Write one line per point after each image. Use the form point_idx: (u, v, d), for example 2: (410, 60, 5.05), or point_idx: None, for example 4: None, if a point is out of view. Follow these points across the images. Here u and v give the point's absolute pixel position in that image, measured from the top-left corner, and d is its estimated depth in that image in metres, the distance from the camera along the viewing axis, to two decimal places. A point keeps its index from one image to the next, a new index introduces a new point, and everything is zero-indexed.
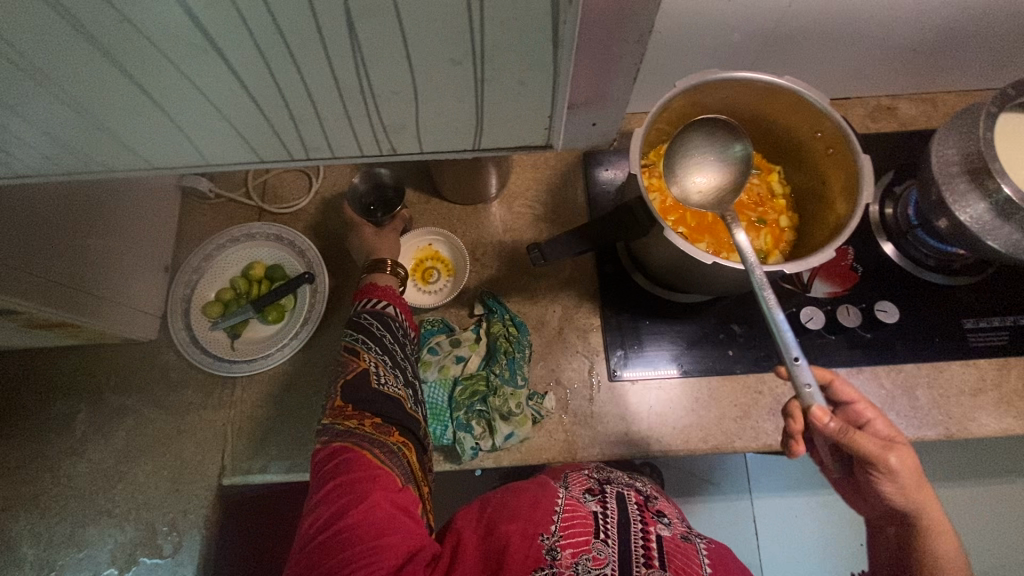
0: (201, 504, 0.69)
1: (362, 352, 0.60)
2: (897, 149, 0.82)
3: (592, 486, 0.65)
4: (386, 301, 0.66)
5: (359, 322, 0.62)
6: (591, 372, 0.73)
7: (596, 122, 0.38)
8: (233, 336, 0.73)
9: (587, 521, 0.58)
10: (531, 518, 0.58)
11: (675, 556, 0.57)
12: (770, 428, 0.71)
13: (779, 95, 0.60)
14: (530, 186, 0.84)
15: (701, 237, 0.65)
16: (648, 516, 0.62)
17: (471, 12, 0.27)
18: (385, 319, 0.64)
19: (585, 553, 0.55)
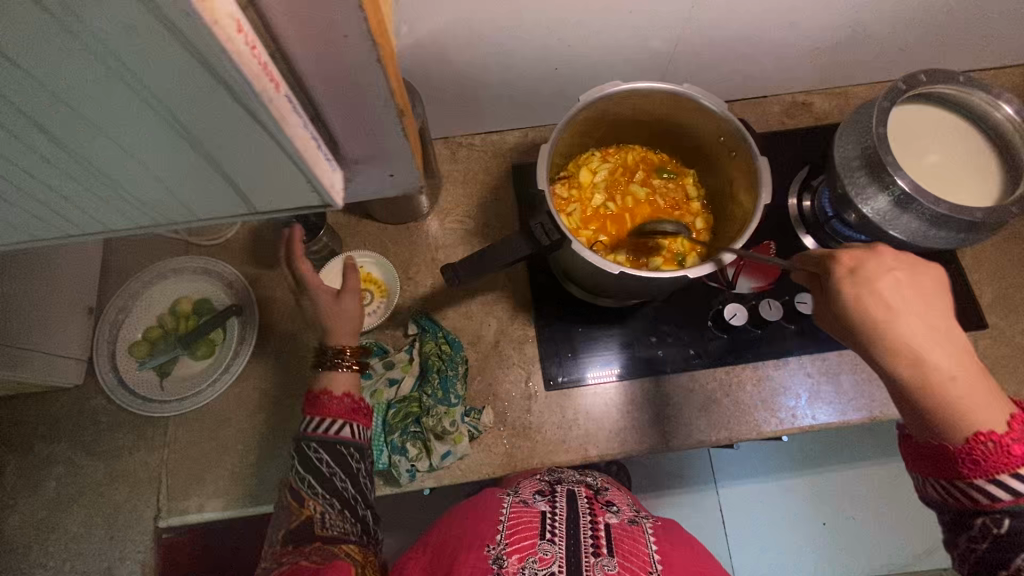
0: (138, 549, 0.68)
1: (310, 500, 0.59)
2: (812, 144, 0.85)
3: (543, 487, 0.65)
4: (344, 420, 0.63)
5: (305, 458, 0.61)
6: (528, 384, 0.74)
7: (388, 176, 0.40)
8: (162, 375, 0.72)
9: (534, 523, 0.58)
10: (479, 529, 0.58)
11: (623, 542, 0.58)
12: (702, 425, 0.73)
13: (681, 104, 0.61)
14: (461, 202, 0.84)
15: (619, 246, 0.67)
16: (597, 506, 0.63)
17: (223, 75, 0.25)
18: (336, 448, 0.61)
19: (531, 557, 0.54)
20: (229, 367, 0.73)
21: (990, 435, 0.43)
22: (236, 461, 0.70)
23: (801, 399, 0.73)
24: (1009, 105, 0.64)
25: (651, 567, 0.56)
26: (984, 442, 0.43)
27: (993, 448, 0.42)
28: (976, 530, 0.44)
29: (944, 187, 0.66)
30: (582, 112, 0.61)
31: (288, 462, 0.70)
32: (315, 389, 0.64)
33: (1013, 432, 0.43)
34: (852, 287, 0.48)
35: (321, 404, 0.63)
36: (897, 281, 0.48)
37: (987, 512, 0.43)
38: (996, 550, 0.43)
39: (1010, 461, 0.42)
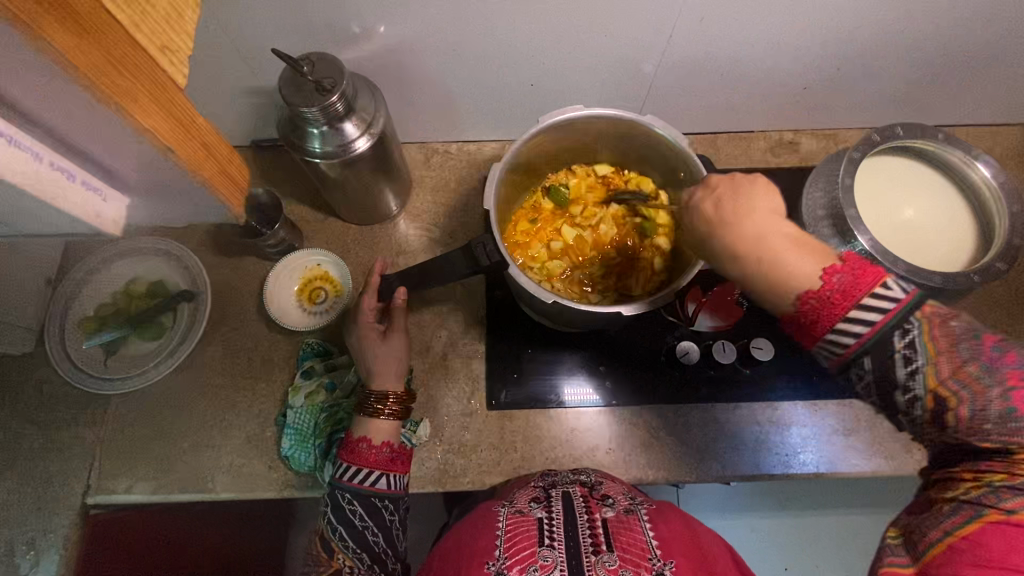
0: (63, 524, 0.68)
1: (339, 553, 0.56)
2: (792, 185, 0.83)
3: (538, 495, 0.60)
4: (378, 468, 0.59)
5: (338, 508, 0.57)
6: (471, 400, 0.73)
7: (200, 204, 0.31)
8: (107, 353, 0.70)
9: (530, 531, 0.53)
10: (475, 545, 0.53)
11: (621, 535, 0.53)
12: (642, 462, 0.71)
13: (641, 133, 0.60)
14: (430, 209, 0.84)
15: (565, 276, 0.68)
16: (592, 503, 0.58)
17: None
18: (370, 500, 0.58)
19: (532, 565, 0.49)
20: (178, 348, 0.74)
21: (813, 293, 0.42)
22: (171, 445, 0.71)
23: (747, 447, 0.71)
24: (986, 165, 0.62)
25: (651, 557, 0.50)
26: (809, 302, 0.42)
27: (821, 303, 0.42)
28: (857, 376, 0.43)
29: (911, 248, 0.63)
30: (538, 135, 0.60)
31: (221, 452, 0.70)
32: (352, 434, 0.61)
33: (831, 282, 0.41)
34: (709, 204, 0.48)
35: (359, 452, 0.59)
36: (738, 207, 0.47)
37: (851, 360, 0.42)
38: (910, 402, 0.41)
39: (837, 310, 0.41)
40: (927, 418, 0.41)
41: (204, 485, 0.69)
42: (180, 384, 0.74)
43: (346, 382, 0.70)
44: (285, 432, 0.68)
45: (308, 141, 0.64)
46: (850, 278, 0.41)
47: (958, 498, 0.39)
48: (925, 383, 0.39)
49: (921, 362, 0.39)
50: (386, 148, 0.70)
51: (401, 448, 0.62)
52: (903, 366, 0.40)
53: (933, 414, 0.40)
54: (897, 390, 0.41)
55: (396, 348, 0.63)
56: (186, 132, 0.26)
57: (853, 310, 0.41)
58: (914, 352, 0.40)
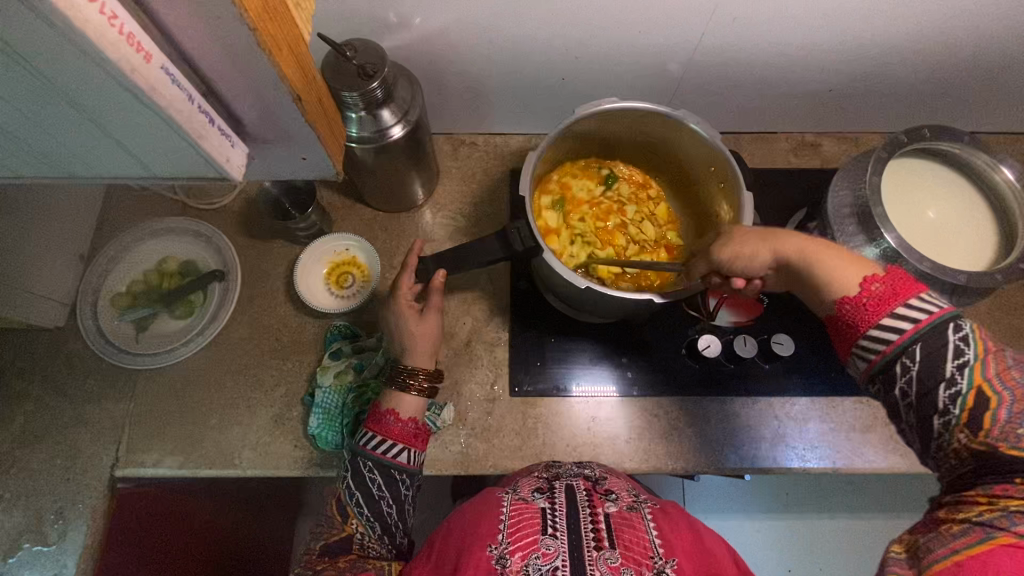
0: (91, 495, 0.69)
1: (353, 518, 0.58)
2: (811, 185, 0.85)
3: (542, 485, 0.61)
4: (400, 442, 0.60)
5: (358, 476, 0.59)
6: (494, 386, 0.74)
7: (302, 155, 0.35)
8: (139, 329, 0.74)
9: (534, 519, 0.54)
10: (478, 527, 0.54)
11: (623, 531, 0.53)
12: (660, 451, 0.72)
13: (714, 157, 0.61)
14: (457, 198, 0.86)
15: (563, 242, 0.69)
16: (596, 496, 0.59)
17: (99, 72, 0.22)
18: (389, 471, 0.59)
19: (534, 553, 0.50)
20: (205, 329, 0.74)
21: (855, 293, 0.47)
22: (198, 422, 0.72)
23: (764, 441, 0.72)
24: (1009, 168, 0.63)
25: (652, 554, 0.51)
26: (847, 305, 0.47)
27: (858, 304, 0.46)
28: (898, 372, 0.43)
29: (937, 247, 0.64)
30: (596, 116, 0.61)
31: (248, 429, 0.71)
32: (380, 406, 0.62)
33: (870, 291, 0.46)
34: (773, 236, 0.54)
35: (384, 423, 0.60)
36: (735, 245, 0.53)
37: (894, 354, 0.44)
38: (949, 400, 0.40)
39: (877, 310, 0.45)
40: (964, 419, 0.40)
41: (229, 461, 0.70)
42: (208, 363, 0.74)
43: (374, 363, 0.70)
44: (313, 410, 0.69)
45: (345, 126, 0.65)
46: (896, 285, 0.46)
47: (968, 519, 0.38)
48: (970, 378, 0.40)
49: (970, 357, 0.41)
50: (420, 137, 0.72)
51: (423, 426, 0.63)
52: (952, 359, 0.41)
53: (972, 415, 0.39)
54: (942, 382, 0.41)
55: (428, 329, 0.64)
56: (309, 84, 0.31)
57: (896, 310, 0.44)
58: (963, 348, 0.41)
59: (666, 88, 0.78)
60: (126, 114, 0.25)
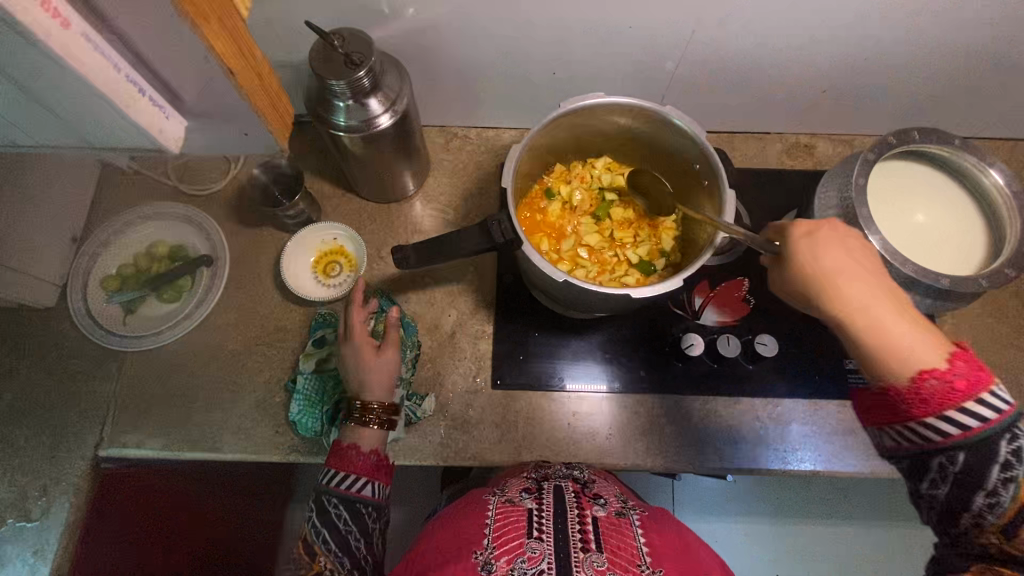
0: (75, 473, 0.69)
1: (321, 554, 0.57)
2: (804, 187, 0.84)
3: (530, 486, 0.62)
4: (364, 477, 0.61)
5: (323, 514, 0.59)
6: (476, 378, 0.74)
7: (245, 130, 0.55)
8: (128, 311, 0.75)
9: (520, 522, 0.55)
10: (464, 534, 0.54)
11: (611, 536, 0.54)
12: (640, 448, 0.72)
13: (708, 167, 0.61)
14: (447, 191, 0.86)
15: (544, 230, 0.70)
16: (584, 500, 0.59)
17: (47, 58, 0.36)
18: (355, 506, 0.60)
19: (519, 557, 0.50)
20: (193, 313, 0.76)
21: (934, 373, 0.42)
22: (183, 404, 0.72)
23: (745, 442, 0.72)
24: (998, 172, 0.62)
25: (640, 562, 0.52)
26: (928, 380, 0.42)
27: (939, 386, 0.42)
28: (935, 467, 0.43)
29: (924, 253, 0.63)
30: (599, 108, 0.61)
31: (231, 413, 0.72)
32: (341, 440, 0.62)
33: (954, 369, 0.42)
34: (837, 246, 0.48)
35: (347, 458, 0.61)
36: (850, 252, 0.48)
37: (942, 449, 0.43)
38: (987, 506, 0.41)
39: (952, 399, 0.42)
40: (996, 526, 0.41)
41: (212, 444, 0.71)
42: (194, 347, 0.75)
43: None
44: (294, 396, 0.70)
45: (333, 114, 0.66)
46: (969, 373, 0.42)
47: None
48: (1016, 493, 0.40)
49: (1021, 471, 0.40)
50: (409, 127, 0.72)
51: (386, 458, 0.64)
52: (1001, 470, 0.41)
53: (1009, 522, 0.41)
54: (982, 491, 0.41)
55: (388, 363, 0.65)
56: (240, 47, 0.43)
57: (958, 408, 0.42)
58: (1017, 460, 0.41)
59: (659, 85, 0.78)
60: (66, 90, 0.39)
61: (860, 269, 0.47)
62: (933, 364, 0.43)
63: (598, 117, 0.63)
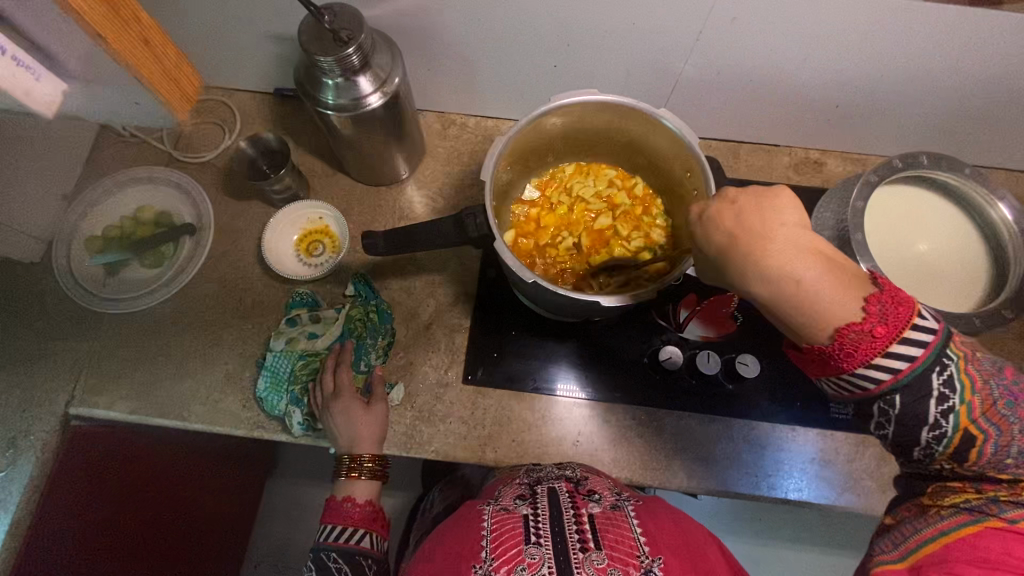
0: (44, 429, 0.70)
1: None
2: (808, 204, 0.81)
3: (524, 491, 0.60)
4: (363, 528, 0.62)
5: (324, 570, 0.58)
6: (448, 371, 0.73)
7: None
8: (110, 272, 0.76)
9: (516, 528, 0.53)
10: (462, 546, 0.53)
11: (608, 531, 0.53)
12: (607, 458, 0.70)
13: (698, 177, 0.59)
14: (440, 178, 0.84)
15: (524, 229, 0.68)
16: (579, 498, 0.58)
17: None
18: (356, 560, 0.59)
19: (519, 565, 0.49)
20: (172, 280, 0.76)
21: (855, 326, 0.41)
22: (155, 371, 0.73)
23: (717, 462, 0.70)
24: (1007, 206, 0.59)
25: (640, 554, 0.51)
26: (850, 334, 0.41)
27: (862, 338, 0.41)
28: (878, 412, 0.44)
29: (921, 288, 0.60)
30: (592, 106, 0.59)
31: (201, 384, 0.72)
32: (336, 495, 0.64)
33: (874, 317, 0.42)
34: (728, 216, 0.45)
35: (342, 512, 0.62)
36: (746, 215, 0.44)
37: (878, 395, 0.43)
38: (934, 439, 0.43)
39: (876, 347, 0.42)
40: (945, 453, 0.43)
41: (179, 413, 0.71)
42: (170, 314, 0.75)
43: (328, 337, 0.72)
44: (261, 373, 0.70)
45: (323, 92, 0.65)
46: (891, 313, 0.42)
47: (954, 506, 0.43)
48: (957, 422, 0.42)
49: (956, 401, 0.42)
50: (400, 110, 0.71)
51: (381, 508, 0.65)
52: (937, 405, 0.42)
53: (955, 450, 0.43)
54: (925, 425, 0.43)
55: (374, 419, 0.66)
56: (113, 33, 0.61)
57: (883, 355, 0.42)
58: (950, 390, 0.42)
59: (664, 85, 0.75)
60: None
61: (781, 238, 0.43)
62: (857, 314, 0.42)
63: (591, 117, 0.61)
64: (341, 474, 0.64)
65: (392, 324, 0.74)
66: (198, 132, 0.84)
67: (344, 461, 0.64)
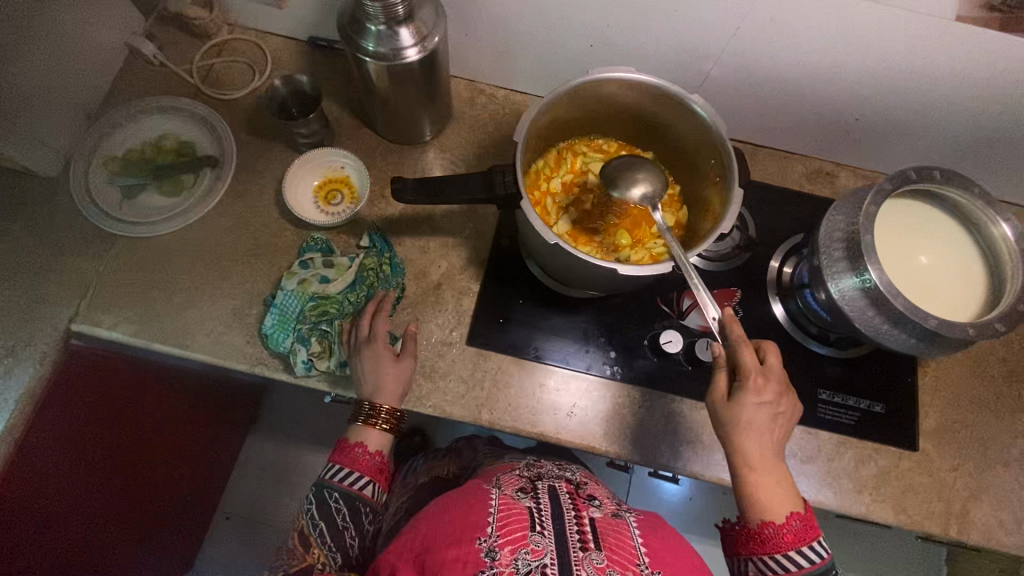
0: (42, 341, 0.69)
1: (315, 547, 0.65)
2: (819, 212, 0.83)
3: (525, 484, 0.63)
4: (367, 477, 0.66)
5: (324, 505, 0.65)
6: (452, 332, 0.74)
7: None
8: (127, 196, 0.76)
9: (523, 516, 0.56)
10: (467, 520, 0.55)
11: (610, 536, 0.55)
12: (600, 433, 0.72)
13: (720, 164, 0.61)
14: (462, 145, 0.85)
15: (547, 198, 0.70)
16: (580, 501, 0.61)
17: None
18: (354, 503, 0.65)
19: (524, 548, 0.52)
20: (189, 211, 0.76)
21: (775, 526, 0.56)
22: (162, 297, 0.73)
23: (705, 448, 0.72)
24: (1010, 226, 0.61)
25: (639, 562, 0.54)
26: (792, 522, 0.56)
27: (781, 536, 0.56)
28: None
29: (920, 297, 0.62)
30: (627, 86, 0.61)
31: (207, 316, 0.72)
32: (349, 439, 0.67)
33: (790, 525, 0.56)
34: (755, 382, 0.58)
35: (352, 455, 0.66)
36: (760, 403, 0.58)
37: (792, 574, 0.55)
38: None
39: (788, 544, 0.56)
40: None
41: (182, 341, 0.71)
42: (182, 245, 0.75)
43: (340, 282, 0.73)
44: (269, 310, 0.71)
45: (363, 39, 0.65)
46: (801, 528, 0.56)
47: None
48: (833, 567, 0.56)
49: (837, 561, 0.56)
50: (436, 69, 0.71)
51: (387, 460, 0.69)
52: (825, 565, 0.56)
53: None
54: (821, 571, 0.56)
55: (402, 371, 0.67)
56: None
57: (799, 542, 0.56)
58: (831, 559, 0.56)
59: (693, 79, 0.77)
60: None
61: (771, 418, 0.58)
62: (780, 518, 0.56)
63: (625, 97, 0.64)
64: (358, 420, 0.67)
65: (404, 279, 0.76)
66: (227, 71, 0.83)
67: (363, 408, 0.67)
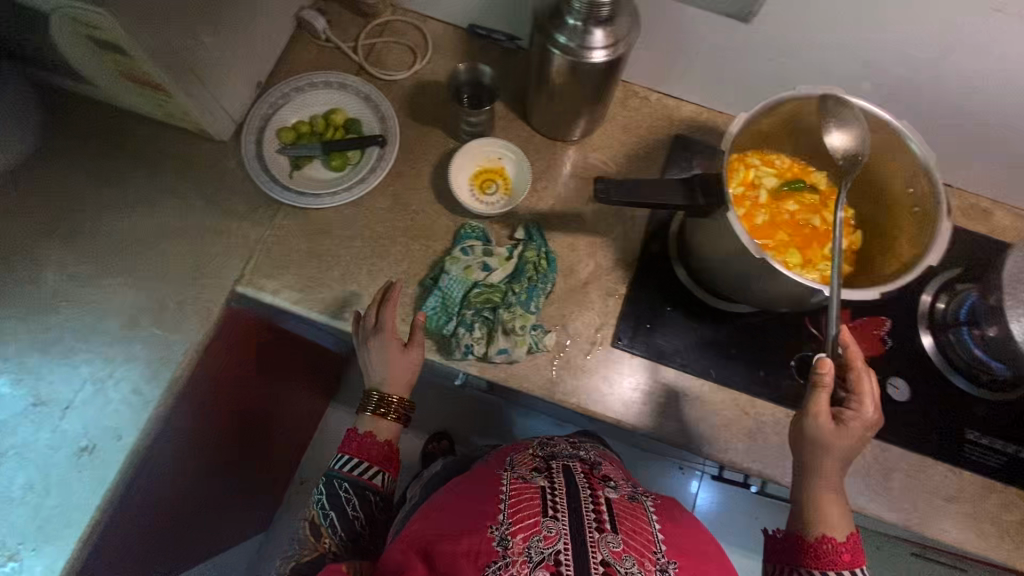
0: (212, 299, 0.74)
1: (326, 536, 0.69)
2: (983, 249, 0.79)
3: (539, 465, 0.67)
4: (376, 467, 0.71)
5: (333, 495, 0.69)
6: (598, 332, 0.75)
7: None
8: (294, 166, 0.78)
9: (535, 500, 0.58)
10: (482, 506, 0.59)
11: (627, 520, 0.58)
12: (739, 450, 0.72)
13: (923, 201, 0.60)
14: (614, 140, 0.84)
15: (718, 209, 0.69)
16: (596, 482, 0.63)
17: None
18: (365, 493, 0.70)
19: (535, 535, 0.54)
20: (353, 188, 0.78)
21: (831, 541, 0.58)
22: (322, 268, 0.76)
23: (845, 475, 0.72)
24: None
25: (656, 551, 0.56)
26: (828, 542, 0.58)
27: (831, 550, 0.57)
28: None
29: None
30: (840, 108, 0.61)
31: (364, 292, 0.75)
32: (358, 428, 0.72)
33: (846, 545, 0.58)
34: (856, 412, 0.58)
35: (361, 447, 0.71)
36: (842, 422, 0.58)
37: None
38: None
39: (834, 562, 0.57)
40: None
41: (342, 314, 0.74)
42: (343, 219, 0.78)
43: (504, 271, 0.76)
44: (434, 292, 0.74)
45: (557, 32, 0.63)
46: (852, 547, 0.58)
47: None
48: None
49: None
50: (614, 74, 0.69)
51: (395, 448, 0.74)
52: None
53: None
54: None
55: (408, 363, 0.70)
56: None
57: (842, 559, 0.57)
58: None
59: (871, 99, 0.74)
60: None
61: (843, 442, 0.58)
62: (833, 534, 0.58)
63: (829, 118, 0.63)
64: (367, 410, 0.72)
65: (557, 275, 0.77)
66: (388, 51, 0.84)
67: (372, 397, 0.72)
